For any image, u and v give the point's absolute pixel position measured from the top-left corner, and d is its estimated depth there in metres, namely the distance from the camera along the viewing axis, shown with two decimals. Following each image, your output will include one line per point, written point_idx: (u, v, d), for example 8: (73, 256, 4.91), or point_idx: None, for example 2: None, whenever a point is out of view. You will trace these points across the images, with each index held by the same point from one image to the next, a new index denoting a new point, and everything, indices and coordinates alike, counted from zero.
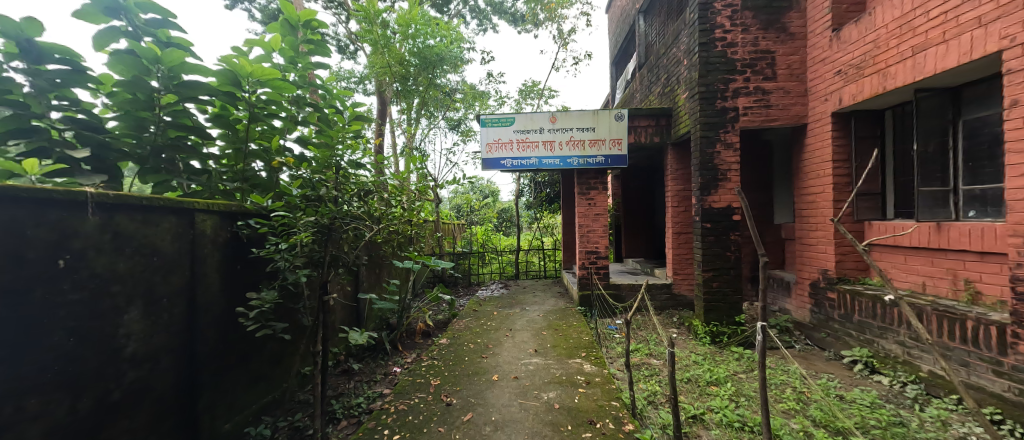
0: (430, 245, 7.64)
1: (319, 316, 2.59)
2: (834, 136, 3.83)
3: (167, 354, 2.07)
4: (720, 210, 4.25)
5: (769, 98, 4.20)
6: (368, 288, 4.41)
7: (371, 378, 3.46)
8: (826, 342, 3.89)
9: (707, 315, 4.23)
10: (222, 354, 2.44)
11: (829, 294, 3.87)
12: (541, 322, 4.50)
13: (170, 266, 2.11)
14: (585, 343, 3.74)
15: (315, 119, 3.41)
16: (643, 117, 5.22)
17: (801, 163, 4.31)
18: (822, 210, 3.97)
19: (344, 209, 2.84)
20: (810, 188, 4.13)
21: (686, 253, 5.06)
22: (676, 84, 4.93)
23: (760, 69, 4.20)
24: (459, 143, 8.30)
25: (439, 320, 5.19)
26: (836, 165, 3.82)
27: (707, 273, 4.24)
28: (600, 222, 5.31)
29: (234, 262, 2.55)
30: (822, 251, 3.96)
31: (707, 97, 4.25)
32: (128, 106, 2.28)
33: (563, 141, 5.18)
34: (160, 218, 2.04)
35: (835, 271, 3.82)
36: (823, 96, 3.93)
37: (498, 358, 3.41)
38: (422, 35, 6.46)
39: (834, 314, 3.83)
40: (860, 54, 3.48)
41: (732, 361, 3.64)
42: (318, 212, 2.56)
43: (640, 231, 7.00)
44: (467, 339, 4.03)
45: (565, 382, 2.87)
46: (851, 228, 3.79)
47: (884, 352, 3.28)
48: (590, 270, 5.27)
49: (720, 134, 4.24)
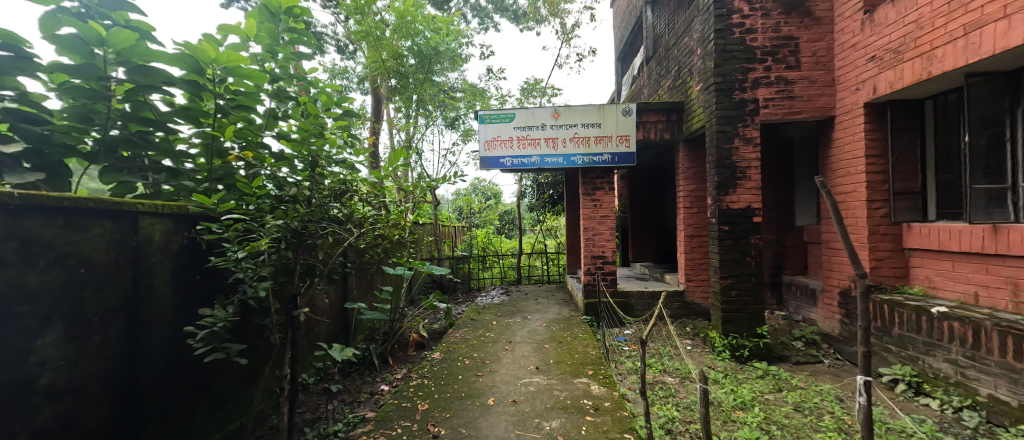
0: (428, 249, 7.34)
1: (288, 334, 2.25)
2: (867, 128, 3.46)
3: (99, 383, 1.75)
4: (738, 212, 3.88)
5: (793, 89, 3.84)
6: (357, 296, 4.09)
7: (355, 399, 3.13)
8: (860, 357, 3.51)
9: (725, 326, 3.86)
10: (176, 377, 2.13)
11: (862, 304, 3.50)
12: (544, 334, 4.15)
13: (104, 278, 1.79)
14: (593, 359, 3.39)
15: (297, 114, 3.10)
16: (652, 113, 4.87)
17: (828, 160, 3.94)
18: (853, 212, 3.60)
19: (320, 213, 2.52)
20: (839, 187, 3.76)
21: (700, 258, 4.69)
22: (688, 76, 4.59)
23: (782, 57, 3.85)
24: (458, 142, 7.99)
25: (435, 329, 4.85)
26: (870, 161, 3.45)
27: (725, 280, 3.88)
28: (606, 224, 4.96)
29: (191, 272, 2.24)
30: (854, 256, 3.59)
31: (724, 88, 3.89)
32: (81, 97, 1.83)
33: (566, 138, 4.84)
34: (88, 223, 1.71)
35: (869, 279, 3.44)
36: (854, 85, 3.56)
37: (496, 377, 3.06)
38: (418, 30, 6.17)
39: (869, 327, 3.45)
40: (898, 37, 3.12)
41: (756, 379, 3.27)
42: (288, 215, 2.25)
43: (648, 234, 6.64)
44: (462, 353, 3.68)
45: (570, 408, 2.52)
46: (888, 231, 3.42)
47: (932, 372, 2.90)
48: (596, 276, 4.92)
49: (738, 128, 3.88)
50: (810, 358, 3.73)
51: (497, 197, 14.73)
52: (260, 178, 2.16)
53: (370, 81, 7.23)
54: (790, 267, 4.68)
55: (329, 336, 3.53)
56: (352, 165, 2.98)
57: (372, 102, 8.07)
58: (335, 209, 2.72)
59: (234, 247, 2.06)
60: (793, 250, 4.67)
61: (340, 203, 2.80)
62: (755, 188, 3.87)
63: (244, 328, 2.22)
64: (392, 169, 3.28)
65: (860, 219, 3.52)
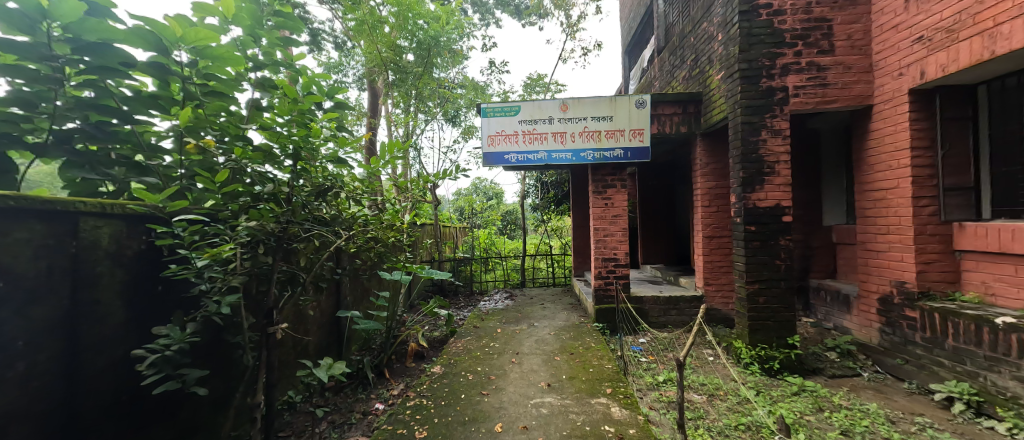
0: (428, 251, 7.02)
1: (262, 354, 1.93)
2: (912, 118, 3.12)
3: (23, 424, 1.41)
4: (766, 210, 3.55)
5: (826, 76, 3.50)
6: (350, 304, 3.77)
7: (346, 420, 2.81)
8: (905, 371, 3.17)
9: (753, 336, 3.52)
10: (131, 408, 1.79)
11: (908, 312, 3.16)
12: (554, 344, 3.82)
13: (29, 294, 1.45)
14: (609, 374, 3.06)
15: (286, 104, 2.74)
16: (667, 105, 4.54)
17: (863, 154, 3.60)
18: (895, 210, 3.26)
19: (300, 214, 2.20)
20: (878, 183, 3.42)
21: (720, 260, 4.36)
22: (707, 65, 4.26)
23: (814, 41, 3.52)
24: (459, 140, 7.66)
25: (435, 338, 4.52)
26: (915, 154, 3.11)
27: (752, 286, 3.54)
28: (618, 224, 4.63)
29: (151, 282, 1.92)
30: (896, 259, 3.26)
31: (750, 75, 3.56)
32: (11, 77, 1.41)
33: (575, 132, 4.52)
34: (11, 225, 1.38)
35: (915, 285, 3.10)
36: (897, 70, 3.22)
37: (503, 397, 2.74)
38: (415, 22, 5.87)
39: (916, 338, 3.12)
40: (953, 14, 2.77)
41: (793, 397, 2.93)
42: (263, 214, 1.93)
43: (660, 234, 6.31)
44: (464, 366, 3.35)
45: (589, 437, 2.19)
46: (937, 231, 3.08)
47: (997, 390, 2.56)
48: (608, 280, 4.59)
49: (766, 119, 3.55)
50: (847, 371, 3.40)
51: (499, 197, 14.42)
52: (226, 172, 1.81)
53: (366, 76, 6.95)
54: (817, 270, 4.34)
55: (318, 349, 3.22)
56: (343, 160, 2.66)
57: (369, 98, 7.80)
58: (322, 208, 2.40)
59: (190, 253, 1.72)
60: (820, 251, 4.34)
61: (327, 201, 2.47)
62: (785, 185, 3.53)
63: (210, 348, 1.89)
64: (387, 165, 2.95)
65: (904, 218, 3.18)
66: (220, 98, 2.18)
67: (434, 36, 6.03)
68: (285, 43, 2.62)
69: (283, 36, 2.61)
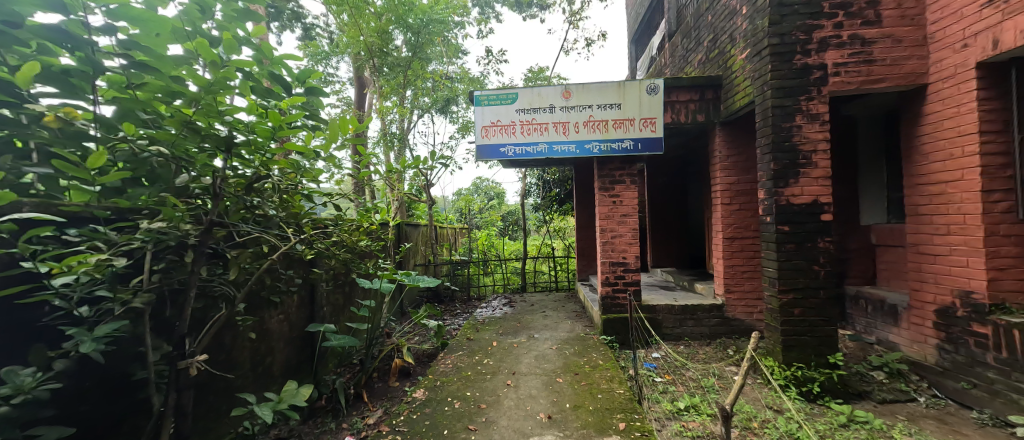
0: (421, 254, 6.58)
1: (171, 397, 1.47)
2: (981, 97, 2.61)
3: None
4: (802, 208, 3.06)
5: (872, 51, 3.01)
6: (324, 316, 3.31)
7: None
8: (973, 397, 2.67)
9: (787, 354, 3.03)
10: None
11: (975, 328, 2.66)
12: (556, 362, 3.34)
13: None
14: (622, 402, 2.58)
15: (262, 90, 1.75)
16: (682, 90, 4.04)
17: (914, 141, 3.11)
18: (958, 206, 2.76)
19: (234, 213, 1.74)
20: (935, 175, 2.92)
21: (743, 264, 3.88)
22: (729, 44, 3.77)
23: (857, 10, 3.03)
24: (456, 135, 7.20)
25: (424, 352, 4.05)
26: (985, 139, 2.60)
27: (785, 295, 3.05)
28: (627, 225, 4.14)
29: None
30: (960, 264, 2.76)
31: (781, 51, 3.08)
32: None
33: (580, 122, 4.04)
34: None
35: (987, 295, 2.59)
36: (959, 41, 2.71)
37: (493, 434, 2.27)
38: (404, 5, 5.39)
39: (986, 358, 2.61)
40: None
41: (843, 432, 2.44)
42: (171, 214, 1.47)
43: (671, 236, 5.83)
44: (452, 390, 2.89)
45: None
46: (1012, 231, 2.57)
47: None
48: (616, 287, 4.11)
49: (801, 102, 3.06)
50: (900, 395, 2.89)
51: (501, 197, 13.96)
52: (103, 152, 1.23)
53: (354, 68, 6.53)
54: (854, 275, 3.85)
55: (280, 370, 2.76)
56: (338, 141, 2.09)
57: (362, 93, 7.40)
58: (269, 205, 1.93)
59: (37, 267, 1.16)
60: (856, 255, 3.84)
61: (276, 197, 2.00)
62: (823, 178, 3.04)
63: (98, 388, 1.42)
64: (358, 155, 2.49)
65: (970, 216, 2.68)
66: (152, 74, 1.36)
67: (424, 20, 5.57)
68: (251, 11, 1.61)
69: (251, 6, 1.61)
